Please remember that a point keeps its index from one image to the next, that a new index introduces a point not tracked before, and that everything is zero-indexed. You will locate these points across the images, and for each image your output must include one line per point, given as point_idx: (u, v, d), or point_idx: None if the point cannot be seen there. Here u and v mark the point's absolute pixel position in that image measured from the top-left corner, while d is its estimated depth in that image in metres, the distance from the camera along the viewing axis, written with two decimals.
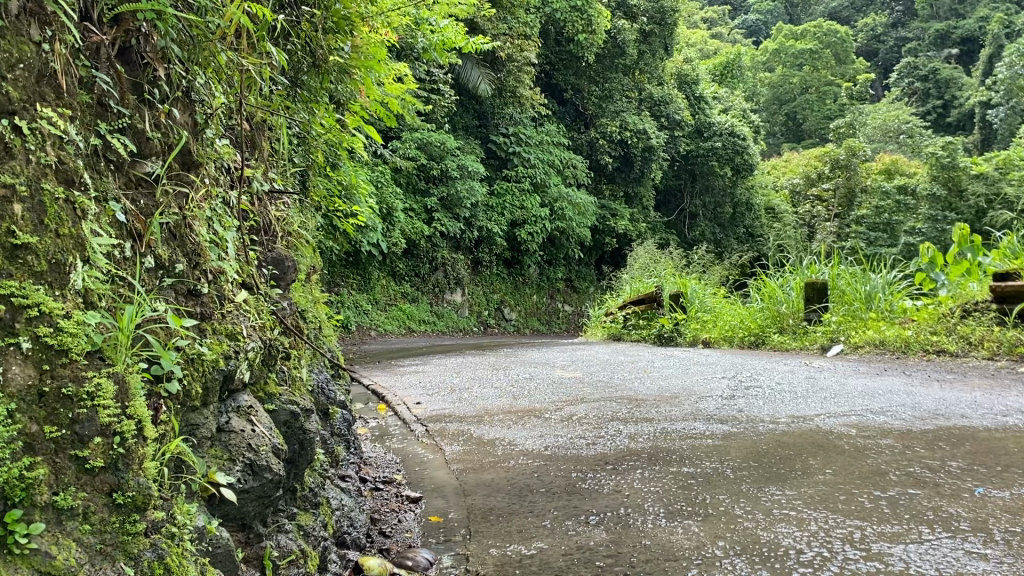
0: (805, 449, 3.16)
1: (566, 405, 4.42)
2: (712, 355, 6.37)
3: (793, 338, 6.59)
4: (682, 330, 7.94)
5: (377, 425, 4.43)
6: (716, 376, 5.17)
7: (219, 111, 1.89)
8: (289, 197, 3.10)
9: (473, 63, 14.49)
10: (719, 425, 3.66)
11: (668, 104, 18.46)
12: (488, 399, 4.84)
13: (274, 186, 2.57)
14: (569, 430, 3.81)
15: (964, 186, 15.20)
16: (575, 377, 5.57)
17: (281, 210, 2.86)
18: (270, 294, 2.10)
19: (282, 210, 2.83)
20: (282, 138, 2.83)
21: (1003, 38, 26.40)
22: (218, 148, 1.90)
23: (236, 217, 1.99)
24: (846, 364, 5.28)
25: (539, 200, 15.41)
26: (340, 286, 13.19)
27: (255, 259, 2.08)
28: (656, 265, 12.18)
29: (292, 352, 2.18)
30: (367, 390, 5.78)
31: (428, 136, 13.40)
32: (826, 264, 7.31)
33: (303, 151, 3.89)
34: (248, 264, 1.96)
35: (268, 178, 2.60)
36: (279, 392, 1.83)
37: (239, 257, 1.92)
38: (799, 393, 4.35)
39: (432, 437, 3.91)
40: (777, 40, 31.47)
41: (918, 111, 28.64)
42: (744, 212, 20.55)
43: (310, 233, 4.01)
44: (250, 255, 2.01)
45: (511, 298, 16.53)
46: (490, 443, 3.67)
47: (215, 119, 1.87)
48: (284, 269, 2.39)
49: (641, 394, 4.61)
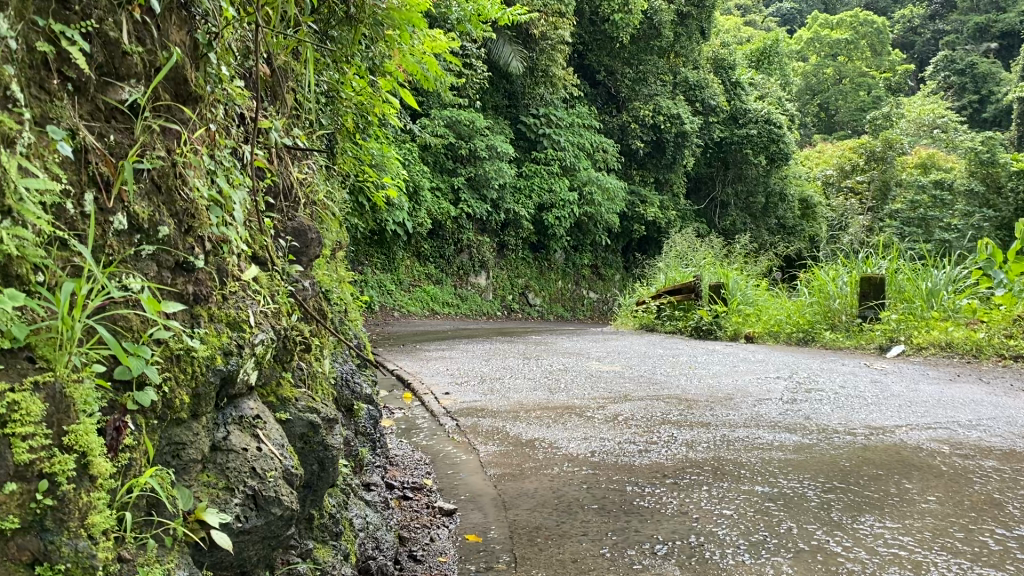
0: (898, 469, 2.74)
1: (609, 402, 4.03)
2: (760, 352, 5.93)
3: (846, 337, 6.15)
4: (722, 323, 7.48)
5: (402, 416, 4.05)
6: (770, 377, 4.74)
7: (227, 36, 1.50)
8: (313, 159, 2.71)
9: (505, 39, 13.99)
10: (790, 435, 3.25)
11: (704, 89, 17.91)
12: (522, 392, 4.45)
13: (296, 143, 2.18)
14: (618, 433, 3.40)
15: (1003, 183, 14.20)
16: (614, 370, 5.17)
17: (307, 178, 2.50)
18: (288, 271, 1.72)
19: (307, 175, 2.45)
20: (306, 87, 2.45)
21: None
22: (225, 83, 1.51)
23: (249, 177, 1.61)
24: (912, 367, 4.83)
25: (567, 183, 14.93)
26: (363, 265, 12.83)
27: (271, 228, 1.69)
28: (691, 255, 11.66)
29: (313, 342, 1.79)
30: (390, 377, 5.41)
31: (457, 115, 12.94)
32: (883, 258, 6.84)
33: (331, 112, 3.50)
34: (261, 232, 1.57)
35: (291, 134, 2.21)
36: (296, 395, 1.43)
37: (250, 223, 1.52)
38: (869, 400, 3.92)
39: (464, 434, 3.52)
40: (812, 29, 30.71)
41: (953, 106, 27.82)
42: (778, 203, 19.54)
43: (336, 205, 3.63)
44: (265, 222, 1.62)
45: (536, 284, 16.10)
46: (529, 445, 3.27)
47: (224, 45, 1.47)
48: (307, 241, 2.00)
49: (690, 394, 4.19)
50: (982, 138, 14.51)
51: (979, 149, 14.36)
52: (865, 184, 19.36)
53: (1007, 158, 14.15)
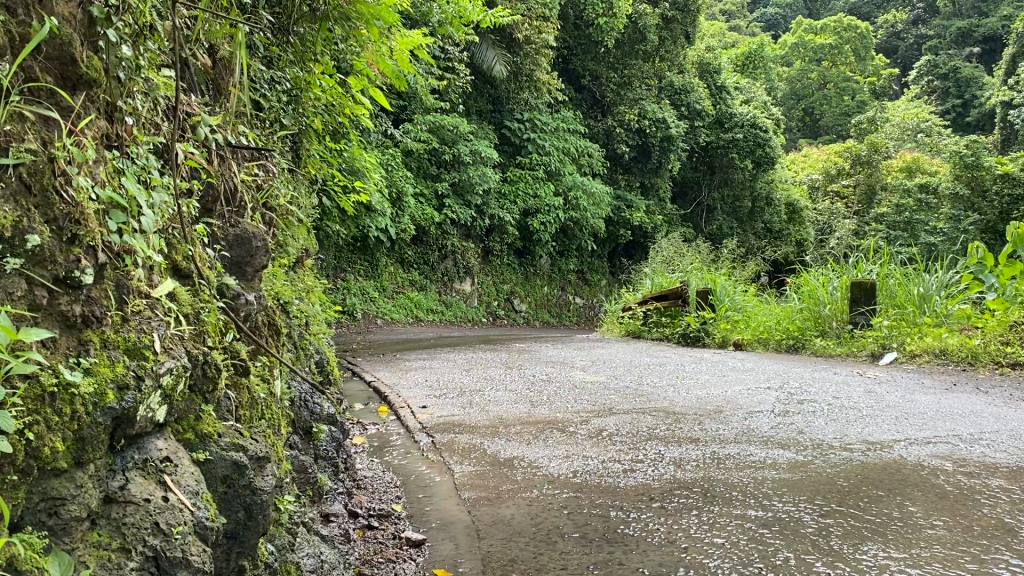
0: (899, 490, 2.56)
1: (592, 416, 3.84)
2: (750, 361, 5.75)
3: (837, 344, 6.00)
4: (710, 330, 7.33)
5: (376, 432, 3.85)
6: (761, 387, 4.55)
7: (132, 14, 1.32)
8: (270, 161, 2.52)
9: (489, 43, 13.83)
10: (784, 452, 3.07)
11: (689, 93, 17.76)
12: (502, 405, 4.26)
13: (240, 141, 1.96)
14: (601, 450, 3.21)
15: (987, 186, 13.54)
16: (598, 381, 4.98)
17: (261, 182, 2.31)
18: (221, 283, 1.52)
19: (260, 178, 2.26)
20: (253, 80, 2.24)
21: None
22: (128, 67, 1.32)
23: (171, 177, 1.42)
24: (907, 376, 4.66)
25: (552, 188, 14.74)
26: (346, 272, 12.64)
27: (198, 234, 1.48)
28: (678, 260, 11.47)
29: (250, 366, 1.58)
30: (366, 389, 5.21)
31: (441, 119, 12.78)
32: (874, 262, 6.69)
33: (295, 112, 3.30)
34: (181, 241, 1.38)
35: (236, 132, 2.00)
36: (219, 431, 1.25)
37: (169, 232, 1.34)
38: (865, 412, 3.75)
39: (439, 452, 3.33)
40: (797, 34, 30.77)
41: (937, 110, 27.84)
42: (764, 208, 19.34)
43: (304, 211, 3.43)
44: (189, 229, 1.43)
45: (521, 290, 15.91)
46: (507, 464, 3.08)
47: (129, 27, 1.29)
48: (251, 250, 1.80)
49: (678, 406, 4.00)
50: (966, 142, 13.99)
51: (962, 153, 13.82)
52: (850, 188, 19.30)
53: (993, 163, 13.61)
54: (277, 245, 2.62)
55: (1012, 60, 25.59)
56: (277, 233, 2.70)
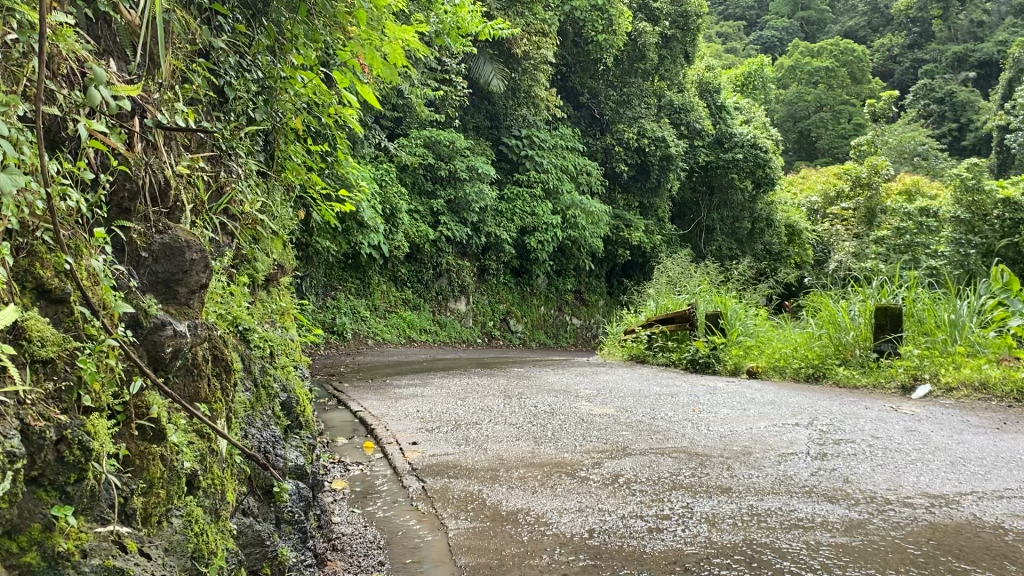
0: (988, 563, 2.12)
1: (605, 458, 3.40)
2: (768, 392, 5.31)
3: (861, 374, 5.57)
4: (720, 356, 6.87)
5: (359, 474, 3.41)
6: (788, 424, 4.09)
7: None
8: (220, 158, 2.10)
9: (487, 58, 13.47)
10: (831, 506, 2.65)
11: (689, 112, 17.38)
12: (502, 443, 3.80)
13: (180, 122, 1.56)
14: (619, 502, 2.77)
15: (990, 210, 12.87)
16: (607, 414, 4.51)
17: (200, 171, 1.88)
18: (116, 324, 1.16)
19: (207, 174, 1.84)
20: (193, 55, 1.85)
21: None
22: None
23: (47, 181, 1.11)
24: (947, 412, 4.23)
25: (550, 207, 14.32)
26: (336, 290, 12.22)
27: (85, 258, 1.14)
28: (683, 282, 11.00)
29: (155, 439, 1.24)
30: (353, 421, 4.73)
31: (436, 135, 12.44)
32: (898, 287, 6.27)
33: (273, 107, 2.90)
34: (33, 264, 1.08)
35: (176, 109, 1.59)
36: (78, 551, 1.01)
37: (21, 251, 1.06)
38: (914, 456, 3.30)
39: (430, 502, 2.88)
40: (794, 57, 30.65)
41: (933, 134, 27.55)
42: (764, 228, 18.92)
43: (280, 221, 3.01)
44: (68, 254, 1.12)
45: (518, 309, 15.46)
46: (510, 520, 2.64)
47: None
48: (184, 263, 1.36)
49: (700, 447, 3.55)
50: (967, 165, 13.39)
51: (962, 176, 13.19)
52: (849, 211, 18.95)
53: (994, 186, 12.92)
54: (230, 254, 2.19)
55: (1009, 86, 25.54)
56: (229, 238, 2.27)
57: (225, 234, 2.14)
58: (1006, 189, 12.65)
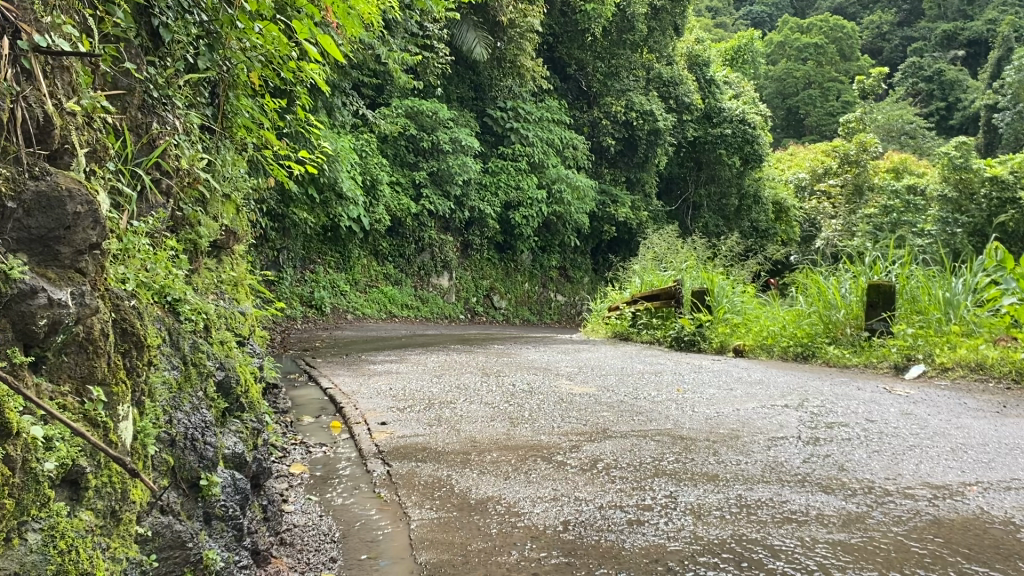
0: (1003, 564, 1.92)
1: (584, 441, 3.18)
2: (756, 371, 5.12)
3: (852, 353, 5.38)
4: (706, 334, 6.68)
5: (321, 457, 3.18)
6: (778, 406, 3.89)
7: None
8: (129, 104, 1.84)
9: (471, 25, 13.10)
10: (827, 497, 2.45)
11: (678, 86, 17.07)
12: (475, 424, 3.58)
13: (72, 47, 1.30)
14: (598, 491, 2.55)
15: (976, 188, 12.60)
16: (588, 394, 4.29)
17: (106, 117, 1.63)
18: None
19: (114, 120, 1.59)
20: None
21: (1013, 41, 24.99)
22: None
23: None
24: (943, 394, 4.04)
25: (535, 180, 14.04)
26: (315, 264, 11.94)
27: None
28: (671, 258, 10.75)
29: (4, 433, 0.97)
30: (321, 399, 4.51)
31: (419, 105, 12.11)
32: (892, 264, 6.05)
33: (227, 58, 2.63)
34: None
35: (68, 32, 1.33)
36: None
37: None
38: (912, 442, 3.11)
39: (394, 489, 2.66)
40: (783, 32, 30.34)
41: (921, 112, 27.36)
42: (750, 206, 18.57)
43: (232, 183, 2.76)
44: None
45: (501, 285, 15.23)
46: (478, 510, 2.42)
47: None
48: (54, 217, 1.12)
49: (684, 430, 3.35)
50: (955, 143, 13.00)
51: (950, 153, 12.84)
52: (837, 188, 18.80)
53: (982, 164, 12.70)
54: (155, 215, 1.95)
55: (997, 65, 25.67)
56: (159, 200, 2.02)
57: (147, 191, 1.88)
58: (993, 168, 12.41)
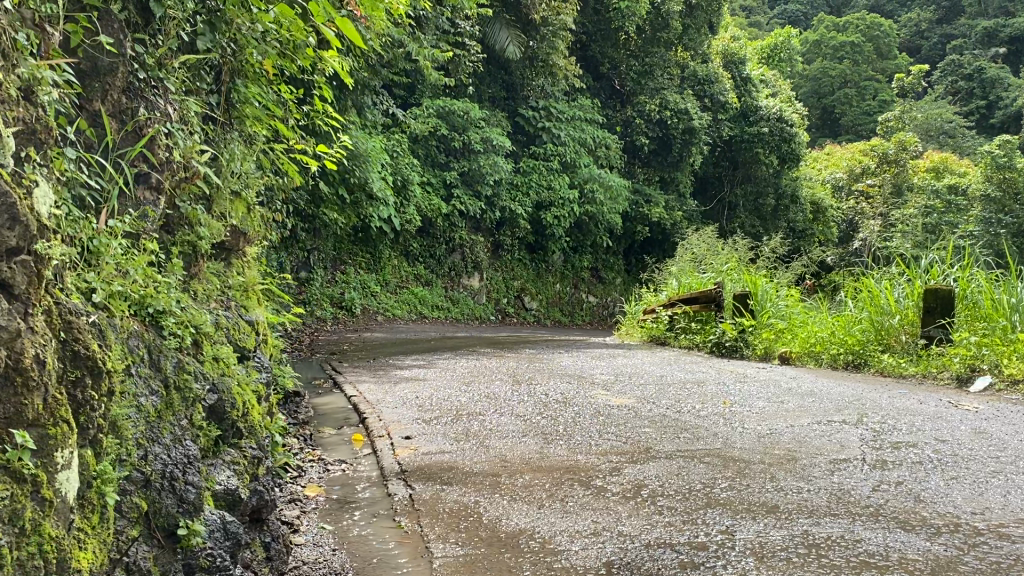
0: None
1: (626, 463, 2.89)
2: (807, 381, 4.78)
3: (909, 363, 5.03)
4: (749, 340, 6.35)
5: (338, 476, 2.94)
6: (835, 422, 3.56)
7: None
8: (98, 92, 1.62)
9: (502, 23, 12.85)
10: (906, 536, 2.14)
11: (713, 84, 16.63)
12: (506, 440, 3.31)
13: None
14: (642, 524, 2.27)
15: None
16: (627, 405, 4.00)
17: (65, 98, 1.41)
18: None
19: (65, 101, 1.36)
20: None
21: None
22: None
23: None
24: (1017, 411, 3.68)
25: (567, 180, 13.73)
26: (345, 264, 11.76)
27: None
28: (709, 259, 10.37)
29: None
30: (344, 408, 4.27)
31: (450, 104, 11.90)
32: (951, 265, 5.65)
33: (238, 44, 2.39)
34: None
35: None
36: None
37: None
38: (994, 468, 2.78)
39: (414, 517, 2.39)
40: (819, 31, 29.72)
41: (961, 111, 26.53)
42: (788, 206, 17.90)
43: (244, 180, 2.52)
44: None
45: (532, 287, 14.97)
46: (510, 546, 2.14)
47: None
48: None
49: (737, 450, 3.05)
50: (1000, 141, 12.61)
51: (994, 153, 12.45)
52: (875, 188, 18.26)
53: None
54: (135, 212, 1.70)
55: None
56: (144, 197, 1.77)
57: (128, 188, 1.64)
58: None
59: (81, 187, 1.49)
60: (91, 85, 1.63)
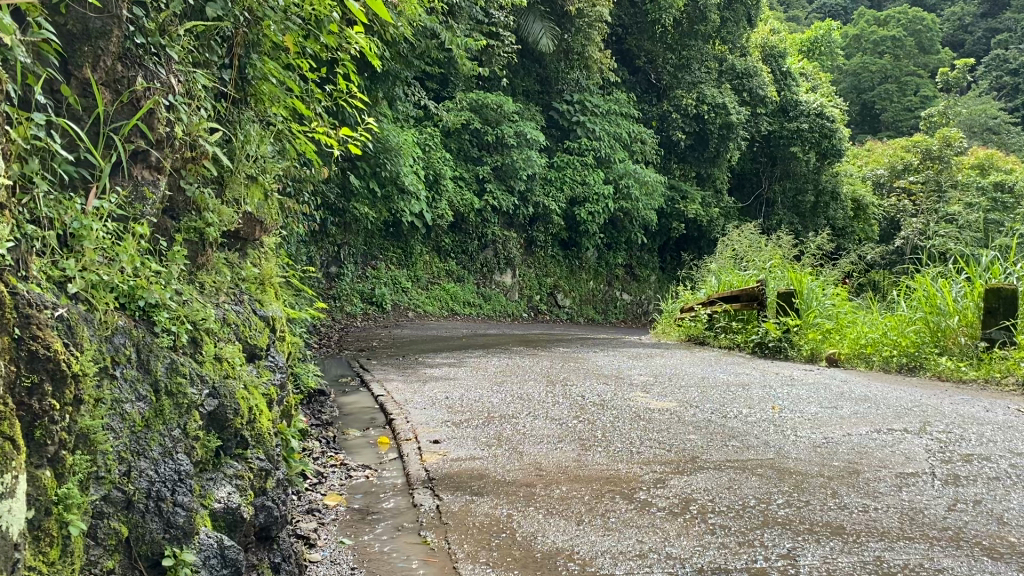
0: None
1: (672, 474, 2.66)
2: (860, 385, 4.50)
3: (968, 367, 4.73)
4: (794, 340, 6.09)
5: (361, 483, 2.75)
6: (895, 431, 3.30)
7: None
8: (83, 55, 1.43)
9: (537, 15, 12.67)
10: (995, 567, 1.89)
11: (753, 78, 16.19)
12: (541, 445, 3.10)
13: None
14: (695, 545, 2.05)
15: None
16: (668, 410, 3.77)
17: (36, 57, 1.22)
18: None
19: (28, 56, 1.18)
20: None
21: None
22: None
23: None
24: None
25: (601, 176, 13.46)
26: (377, 260, 11.62)
27: None
28: (749, 257, 10.02)
29: None
30: (371, 407, 4.09)
31: (483, 98, 11.72)
32: (1013, 262, 5.30)
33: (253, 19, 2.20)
34: None
35: None
36: None
37: None
38: None
39: (441, 534, 2.19)
40: (860, 25, 28.98)
41: (1007, 106, 25.63)
42: (828, 202, 17.42)
43: (260, 165, 2.33)
44: None
45: (566, 284, 14.72)
46: (546, 568, 1.94)
47: None
48: None
49: (791, 461, 2.81)
50: None
51: None
52: (917, 185, 17.66)
53: None
54: (130, 192, 1.52)
55: None
56: (141, 177, 1.58)
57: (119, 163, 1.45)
58: None
59: (58, 164, 1.31)
60: (79, 48, 1.44)
